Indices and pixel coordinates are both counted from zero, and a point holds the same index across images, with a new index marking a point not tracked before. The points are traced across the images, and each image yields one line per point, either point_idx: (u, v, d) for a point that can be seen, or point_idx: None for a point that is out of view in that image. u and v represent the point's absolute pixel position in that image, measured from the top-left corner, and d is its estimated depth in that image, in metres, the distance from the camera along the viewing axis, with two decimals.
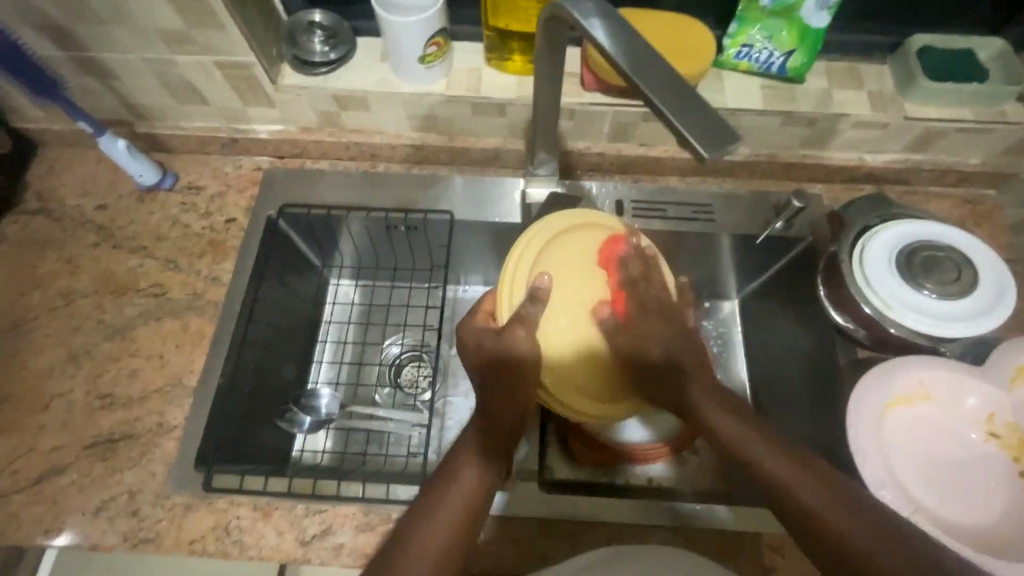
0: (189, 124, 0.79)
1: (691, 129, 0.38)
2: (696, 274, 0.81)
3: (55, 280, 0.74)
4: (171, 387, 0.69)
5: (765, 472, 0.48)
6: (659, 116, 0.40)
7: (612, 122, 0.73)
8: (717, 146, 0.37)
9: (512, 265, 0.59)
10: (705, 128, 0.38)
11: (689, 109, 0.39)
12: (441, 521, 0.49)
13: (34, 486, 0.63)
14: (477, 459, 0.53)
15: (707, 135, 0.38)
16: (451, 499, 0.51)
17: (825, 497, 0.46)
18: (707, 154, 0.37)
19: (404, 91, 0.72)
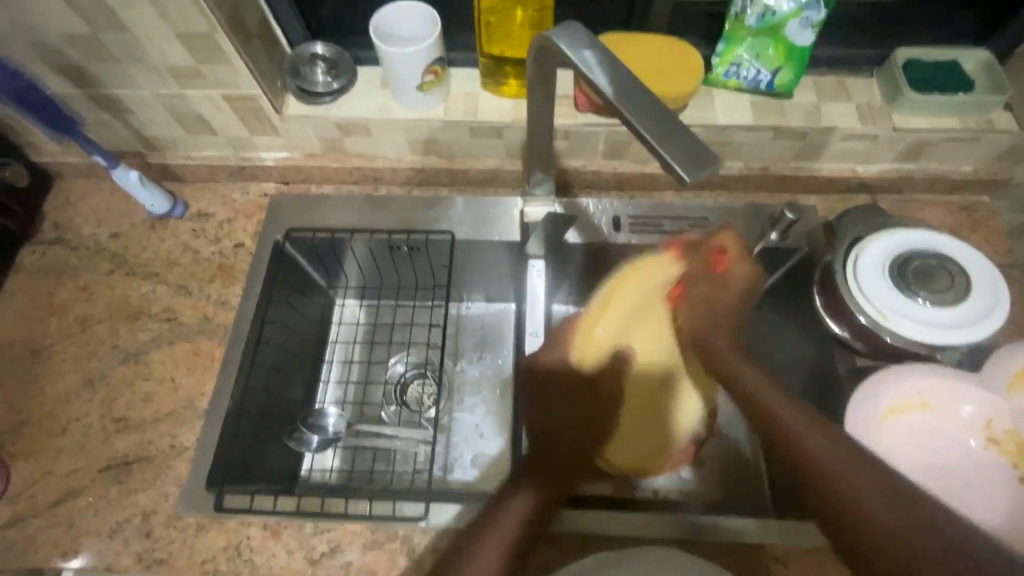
0: (198, 154, 0.82)
1: (672, 152, 0.40)
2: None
3: (71, 307, 0.76)
4: (182, 409, 0.70)
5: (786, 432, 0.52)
6: (642, 140, 0.42)
7: (606, 141, 0.75)
8: (697, 169, 0.39)
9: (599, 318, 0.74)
10: (685, 151, 0.40)
11: (670, 135, 0.41)
12: (491, 549, 0.54)
13: (52, 509, 0.65)
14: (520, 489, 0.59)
15: (689, 158, 0.39)
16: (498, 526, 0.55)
17: (839, 447, 0.48)
18: (688, 177, 0.39)
19: (404, 117, 0.74)
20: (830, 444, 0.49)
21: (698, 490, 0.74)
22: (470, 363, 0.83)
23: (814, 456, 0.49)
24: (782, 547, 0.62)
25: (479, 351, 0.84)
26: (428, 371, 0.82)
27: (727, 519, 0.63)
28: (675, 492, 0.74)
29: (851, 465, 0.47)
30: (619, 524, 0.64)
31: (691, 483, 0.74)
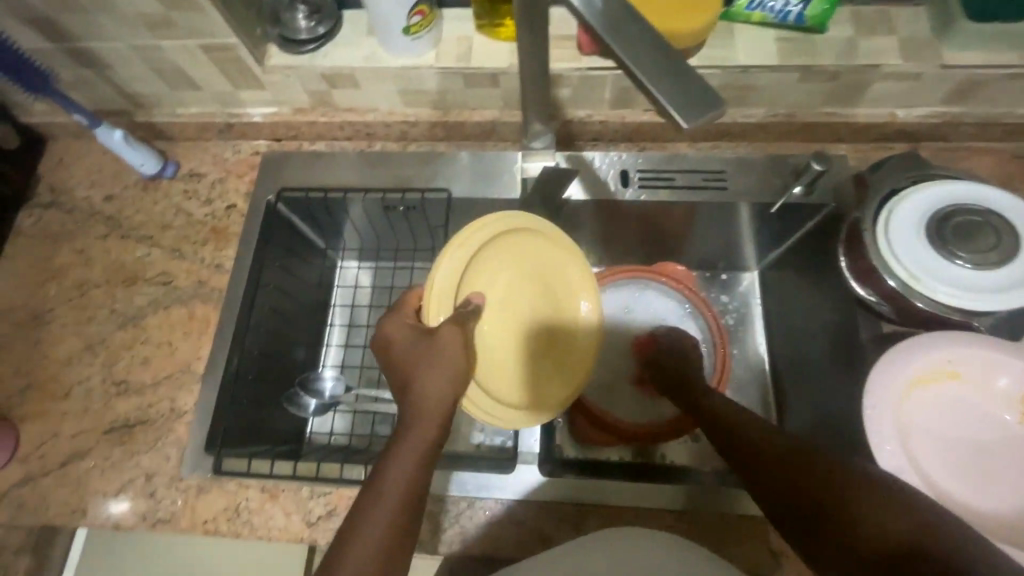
0: (185, 111, 0.79)
1: (672, 96, 0.35)
2: (711, 246, 0.78)
3: (69, 271, 0.76)
4: (181, 373, 0.70)
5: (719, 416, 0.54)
6: (638, 85, 0.36)
7: (613, 87, 0.69)
8: (696, 114, 0.34)
9: (445, 265, 0.55)
10: (688, 94, 0.35)
11: (666, 75, 0.36)
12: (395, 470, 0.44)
13: (60, 469, 0.66)
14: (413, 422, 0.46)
15: (691, 102, 0.35)
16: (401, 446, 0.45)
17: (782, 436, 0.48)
18: (686, 124, 0.34)
19: (393, 65, 0.69)
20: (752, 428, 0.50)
21: (707, 458, 0.72)
22: None
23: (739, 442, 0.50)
24: None
25: None
26: None
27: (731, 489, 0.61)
28: (683, 459, 0.71)
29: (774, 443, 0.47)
30: (620, 494, 0.62)
31: (701, 452, 0.72)
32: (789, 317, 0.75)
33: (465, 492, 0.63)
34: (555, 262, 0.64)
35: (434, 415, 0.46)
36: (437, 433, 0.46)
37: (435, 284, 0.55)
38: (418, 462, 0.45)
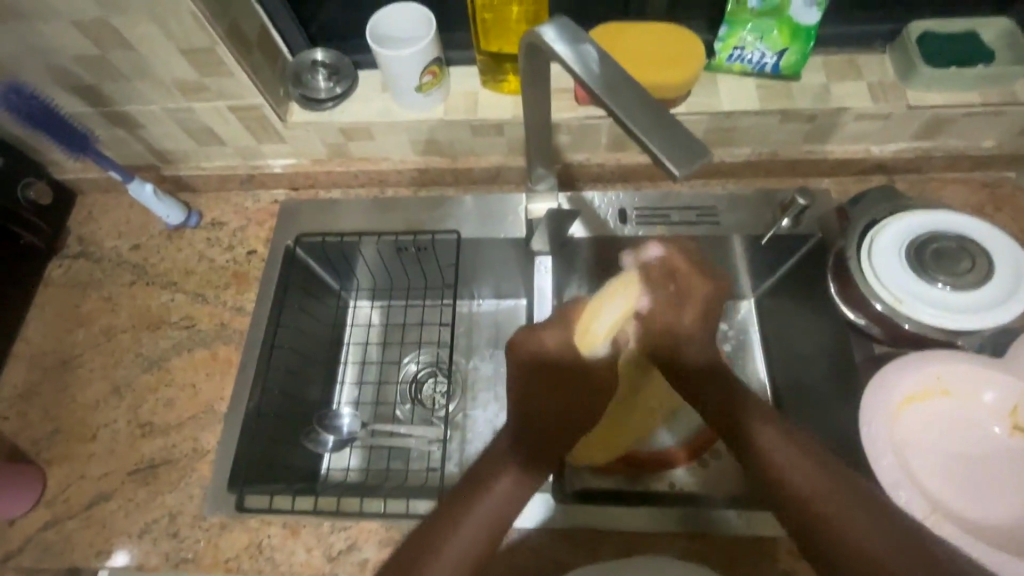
0: (209, 164, 0.84)
1: (664, 146, 0.39)
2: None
3: (97, 318, 0.80)
4: (204, 413, 0.73)
5: (777, 461, 0.52)
6: (635, 139, 0.41)
7: (608, 133, 0.74)
8: (688, 162, 0.38)
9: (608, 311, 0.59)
10: (680, 144, 0.39)
11: (658, 131, 0.40)
12: (486, 509, 0.51)
13: (85, 512, 0.68)
14: (503, 470, 0.53)
15: (682, 151, 0.39)
16: (490, 490, 0.52)
17: (831, 494, 0.48)
18: (678, 173, 0.38)
19: (405, 118, 0.75)
20: (801, 462, 0.51)
21: (716, 482, 0.73)
22: (483, 360, 0.85)
23: (791, 487, 0.50)
24: (796, 540, 0.62)
25: (491, 348, 0.85)
26: (439, 369, 0.83)
27: (738, 512, 0.63)
28: (694, 485, 0.73)
29: (817, 478, 0.50)
30: (632, 520, 0.64)
31: (702, 475, 0.74)
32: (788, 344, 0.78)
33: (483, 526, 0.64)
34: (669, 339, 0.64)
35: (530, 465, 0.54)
36: (525, 482, 0.53)
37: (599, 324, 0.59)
38: (507, 503, 0.52)
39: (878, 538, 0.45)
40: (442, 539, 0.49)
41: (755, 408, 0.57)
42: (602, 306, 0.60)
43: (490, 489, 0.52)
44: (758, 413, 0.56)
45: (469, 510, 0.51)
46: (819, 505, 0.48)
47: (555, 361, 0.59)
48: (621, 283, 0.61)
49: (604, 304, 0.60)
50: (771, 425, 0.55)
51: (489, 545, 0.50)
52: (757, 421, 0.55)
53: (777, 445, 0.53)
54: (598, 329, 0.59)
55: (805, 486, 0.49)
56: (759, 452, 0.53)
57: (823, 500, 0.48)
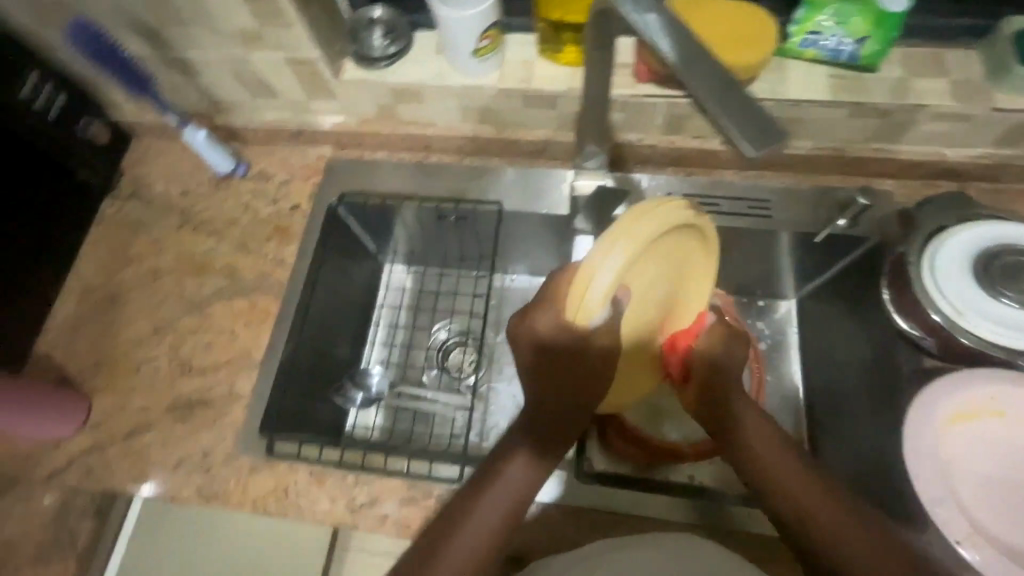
0: (260, 116, 0.85)
1: (741, 126, 0.38)
2: (751, 269, 0.80)
3: (145, 258, 0.82)
4: (240, 359, 0.75)
5: (768, 465, 0.54)
6: (710, 115, 0.39)
7: (664, 114, 0.72)
8: (765, 143, 0.37)
9: (605, 267, 0.43)
10: (756, 125, 0.37)
11: (732, 105, 0.38)
12: (496, 497, 0.53)
13: (126, 440, 0.71)
14: (512, 460, 0.54)
15: (759, 132, 0.37)
16: (501, 479, 0.53)
17: (815, 498, 0.52)
18: (753, 151, 0.37)
19: (457, 83, 0.73)
20: (789, 464, 0.54)
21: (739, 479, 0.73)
22: None
23: (783, 490, 0.53)
24: None
25: None
26: (468, 338, 0.83)
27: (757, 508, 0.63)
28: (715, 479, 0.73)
29: (802, 481, 0.53)
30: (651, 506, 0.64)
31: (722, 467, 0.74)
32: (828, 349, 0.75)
33: None
34: (680, 311, 0.58)
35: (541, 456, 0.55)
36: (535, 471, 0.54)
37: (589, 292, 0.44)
38: (519, 492, 0.53)
39: (848, 541, 0.50)
40: (457, 526, 0.52)
41: (750, 413, 0.56)
42: (595, 267, 0.43)
43: (500, 479, 0.53)
44: (754, 416, 0.56)
45: (481, 497, 0.53)
46: (805, 510, 0.52)
47: (552, 350, 0.50)
48: (623, 229, 0.43)
49: (613, 250, 0.43)
50: (763, 425, 0.56)
51: (507, 523, 0.52)
52: (753, 429, 0.55)
53: (766, 446, 0.55)
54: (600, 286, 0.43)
55: (794, 491, 0.53)
56: (751, 453, 0.55)
57: (809, 505, 0.52)
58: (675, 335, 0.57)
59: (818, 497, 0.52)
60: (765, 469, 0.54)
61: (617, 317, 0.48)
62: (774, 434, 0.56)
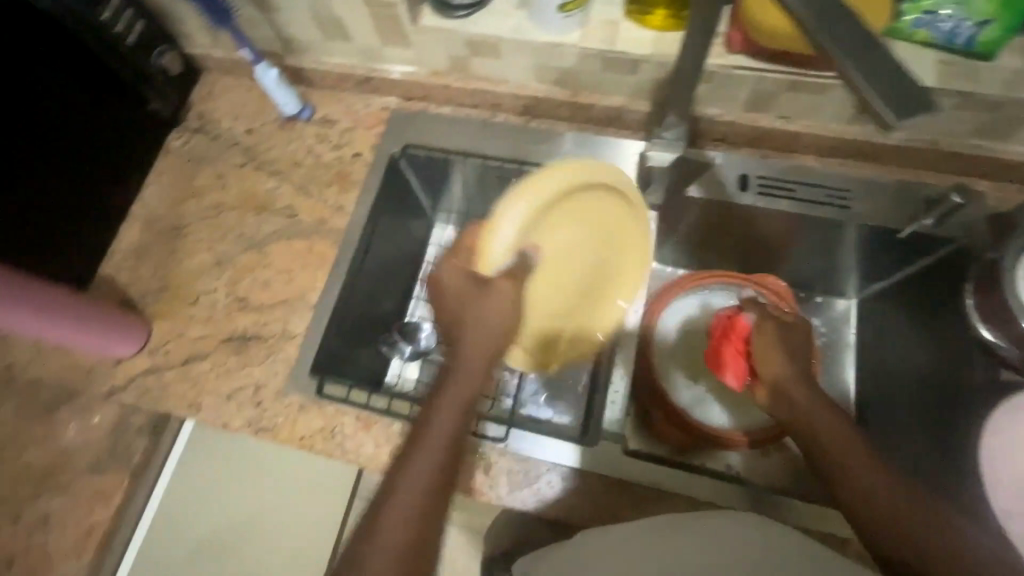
0: (329, 59, 0.84)
1: (881, 88, 0.33)
2: (813, 261, 0.80)
3: (208, 192, 0.83)
4: (295, 300, 0.76)
5: (829, 444, 0.56)
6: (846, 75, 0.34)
7: (751, 89, 0.68)
8: (910, 110, 0.32)
9: (507, 209, 0.58)
10: (900, 91, 0.33)
11: (870, 62, 0.33)
12: (440, 430, 0.53)
13: (182, 366, 0.73)
14: (445, 391, 0.55)
15: (903, 97, 0.32)
16: (440, 410, 0.54)
17: (874, 476, 0.54)
18: (893, 118, 0.32)
19: (537, 39, 0.71)
20: (849, 444, 0.56)
21: (771, 468, 0.77)
22: None
23: (838, 463, 0.55)
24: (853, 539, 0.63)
25: None
26: None
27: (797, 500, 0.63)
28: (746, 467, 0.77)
29: (861, 460, 0.55)
30: (691, 485, 0.64)
31: (753, 454, 0.77)
32: (884, 350, 0.78)
33: (542, 456, 0.65)
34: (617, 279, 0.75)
35: (467, 384, 0.56)
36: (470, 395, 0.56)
37: (493, 232, 0.58)
38: (456, 417, 0.54)
39: (907, 516, 0.52)
40: (405, 466, 0.52)
41: (801, 390, 0.60)
42: (500, 219, 0.58)
43: (439, 411, 0.54)
44: (812, 398, 0.59)
45: (425, 433, 0.54)
46: (861, 485, 0.54)
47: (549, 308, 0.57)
48: (530, 185, 0.59)
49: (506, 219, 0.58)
50: (824, 406, 0.59)
51: (438, 490, 0.51)
52: (806, 403, 0.59)
53: (826, 425, 0.57)
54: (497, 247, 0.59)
55: (854, 469, 0.55)
56: (810, 432, 0.58)
57: (867, 479, 0.54)
58: (718, 348, 0.69)
59: (876, 473, 0.54)
60: (826, 447, 0.57)
61: (523, 270, 0.60)
62: (837, 417, 0.58)
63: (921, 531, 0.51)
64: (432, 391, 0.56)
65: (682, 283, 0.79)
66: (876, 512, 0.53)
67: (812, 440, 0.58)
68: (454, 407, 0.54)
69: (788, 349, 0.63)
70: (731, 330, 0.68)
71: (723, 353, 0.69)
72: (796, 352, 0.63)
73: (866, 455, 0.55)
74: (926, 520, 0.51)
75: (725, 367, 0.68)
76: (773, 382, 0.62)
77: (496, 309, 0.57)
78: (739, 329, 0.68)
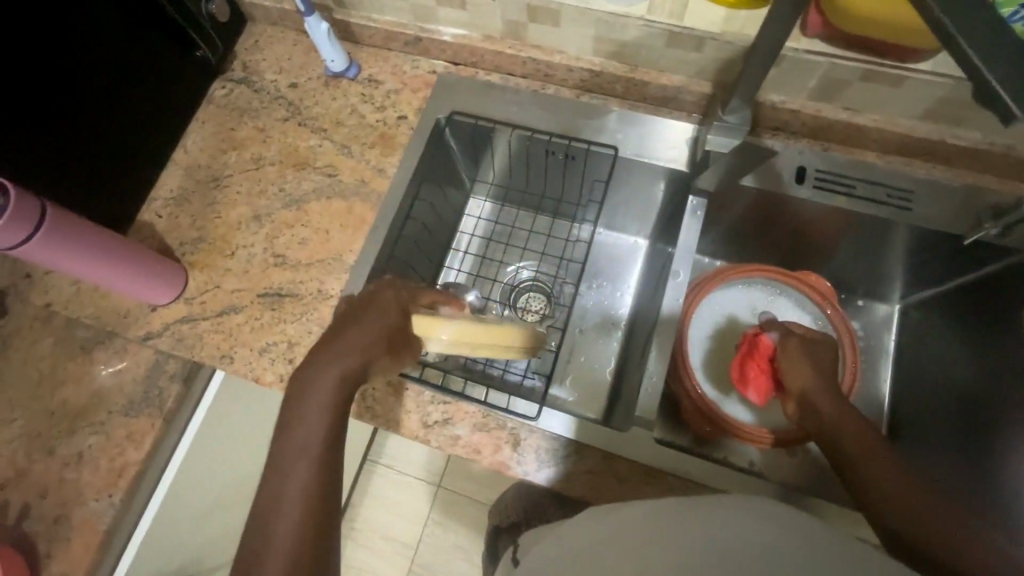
0: (379, 17, 0.81)
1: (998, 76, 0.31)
2: (857, 268, 0.79)
3: (250, 145, 0.82)
4: (332, 260, 0.75)
5: (854, 453, 0.55)
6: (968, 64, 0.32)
7: (821, 77, 0.65)
8: None
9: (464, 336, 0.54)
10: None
11: (995, 58, 0.31)
12: (314, 412, 0.54)
13: (216, 318, 0.74)
14: (313, 382, 0.55)
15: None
16: (311, 399, 0.54)
17: (901, 488, 0.52)
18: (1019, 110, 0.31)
19: (601, 9, 0.68)
20: (874, 454, 0.54)
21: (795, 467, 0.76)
22: (589, 288, 0.86)
23: (864, 473, 0.54)
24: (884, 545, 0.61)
25: (598, 279, 0.87)
26: (549, 285, 0.86)
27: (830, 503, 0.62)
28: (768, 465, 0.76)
29: (889, 470, 0.53)
30: (718, 479, 0.63)
31: (777, 453, 0.77)
32: (923, 357, 0.76)
33: (571, 436, 0.65)
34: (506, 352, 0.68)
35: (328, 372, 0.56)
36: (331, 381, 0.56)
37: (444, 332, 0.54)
38: (326, 401, 0.54)
39: (939, 530, 0.48)
40: (284, 458, 0.52)
41: (827, 400, 0.59)
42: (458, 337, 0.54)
43: (311, 396, 0.54)
44: (838, 408, 0.59)
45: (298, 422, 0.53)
46: (889, 494, 0.52)
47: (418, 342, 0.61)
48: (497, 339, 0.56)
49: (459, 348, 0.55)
50: (849, 415, 0.58)
51: (320, 491, 0.50)
52: (830, 412, 0.59)
53: (853, 434, 0.56)
54: (442, 334, 0.54)
55: (881, 480, 0.53)
56: (838, 440, 0.57)
57: (894, 489, 0.52)
58: (745, 372, 0.68)
59: (902, 483, 0.52)
60: (850, 457, 0.55)
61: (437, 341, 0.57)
62: (863, 427, 0.57)
63: (951, 543, 0.47)
64: (295, 387, 0.55)
65: (724, 273, 0.78)
66: (906, 524, 0.50)
67: (839, 449, 0.57)
68: (323, 395, 0.55)
69: (813, 360, 0.63)
70: (755, 349, 0.66)
71: (747, 371, 0.68)
72: (821, 362, 0.63)
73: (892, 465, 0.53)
74: (958, 532, 0.48)
75: (750, 386, 0.67)
76: (799, 395, 0.62)
77: (383, 329, 0.59)
78: (761, 353, 0.66)
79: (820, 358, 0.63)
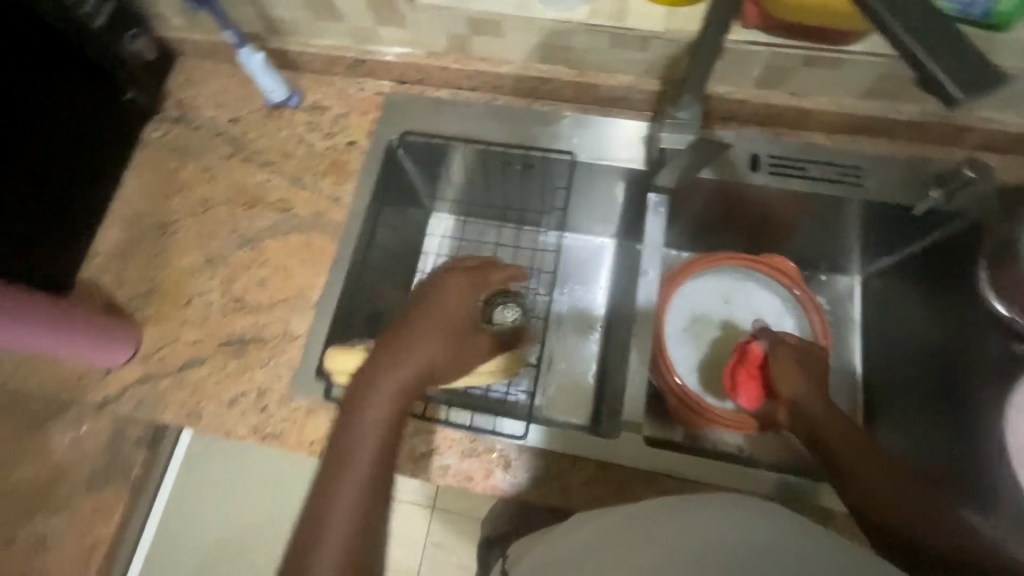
0: (317, 42, 0.79)
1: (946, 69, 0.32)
2: (818, 246, 0.81)
3: (194, 187, 0.78)
4: (296, 298, 0.72)
5: (843, 456, 0.58)
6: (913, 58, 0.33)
7: (764, 65, 0.67)
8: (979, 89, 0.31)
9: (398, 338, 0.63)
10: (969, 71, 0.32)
11: (937, 48, 0.32)
12: (360, 443, 0.58)
13: (178, 373, 0.69)
14: (354, 416, 0.59)
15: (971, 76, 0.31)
16: (357, 432, 0.58)
17: (885, 489, 0.56)
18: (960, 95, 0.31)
19: (543, 16, 0.67)
20: (861, 457, 0.58)
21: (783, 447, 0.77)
22: (562, 294, 0.86)
23: (851, 475, 0.57)
24: None
25: (569, 284, 0.87)
26: None
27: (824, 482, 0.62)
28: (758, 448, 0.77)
29: (875, 471, 0.57)
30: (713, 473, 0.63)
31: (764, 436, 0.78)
32: (886, 324, 0.78)
33: (564, 449, 0.64)
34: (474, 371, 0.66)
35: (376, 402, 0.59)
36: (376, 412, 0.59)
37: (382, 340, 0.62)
38: (374, 431, 0.58)
39: (920, 528, 0.53)
40: (333, 486, 0.57)
41: (818, 406, 0.62)
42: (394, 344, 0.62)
43: (356, 431, 0.58)
44: (827, 412, 0.61)
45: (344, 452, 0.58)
46: (875, 493, 0.56)
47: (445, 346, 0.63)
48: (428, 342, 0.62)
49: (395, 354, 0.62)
50: (838, 419, 0.61)
51: (363, 521, 0.56)
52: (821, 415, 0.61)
53: (841, 437, 0.59)
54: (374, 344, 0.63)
55: (868, 484, 0.56)
56: (827, 443, 0.60)
57: (879, 491, 0.56)
58: (736, 376, 0.69)
59: (887, 483, 0.56)
60: (839, 461, 0.59)
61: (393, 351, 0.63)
62: (851, 430, 0.60)
63: (926, 538, 0.53)
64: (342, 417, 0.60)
65: (692, 266, 0.78)
66: (890, 522, 0.55)
67: (827, 452, 0.60)
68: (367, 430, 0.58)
69: (803, 365, 0.64)
70: (745, 357, 0.68)
71: (736, 376, 0.69)
72: (810, 367, 0.65)
73: (879, 465, 0.57)
74: (933, 527, 0.53)
75: (739, 388, 0.68)
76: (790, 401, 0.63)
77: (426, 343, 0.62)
78: (752, 361, 0.67)
79: (809, 365, 0.65)
